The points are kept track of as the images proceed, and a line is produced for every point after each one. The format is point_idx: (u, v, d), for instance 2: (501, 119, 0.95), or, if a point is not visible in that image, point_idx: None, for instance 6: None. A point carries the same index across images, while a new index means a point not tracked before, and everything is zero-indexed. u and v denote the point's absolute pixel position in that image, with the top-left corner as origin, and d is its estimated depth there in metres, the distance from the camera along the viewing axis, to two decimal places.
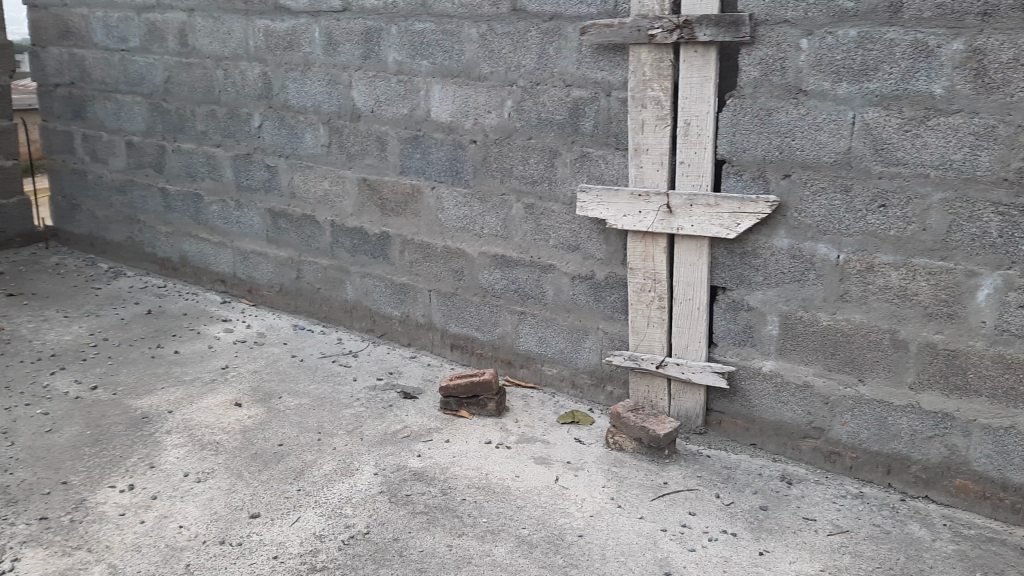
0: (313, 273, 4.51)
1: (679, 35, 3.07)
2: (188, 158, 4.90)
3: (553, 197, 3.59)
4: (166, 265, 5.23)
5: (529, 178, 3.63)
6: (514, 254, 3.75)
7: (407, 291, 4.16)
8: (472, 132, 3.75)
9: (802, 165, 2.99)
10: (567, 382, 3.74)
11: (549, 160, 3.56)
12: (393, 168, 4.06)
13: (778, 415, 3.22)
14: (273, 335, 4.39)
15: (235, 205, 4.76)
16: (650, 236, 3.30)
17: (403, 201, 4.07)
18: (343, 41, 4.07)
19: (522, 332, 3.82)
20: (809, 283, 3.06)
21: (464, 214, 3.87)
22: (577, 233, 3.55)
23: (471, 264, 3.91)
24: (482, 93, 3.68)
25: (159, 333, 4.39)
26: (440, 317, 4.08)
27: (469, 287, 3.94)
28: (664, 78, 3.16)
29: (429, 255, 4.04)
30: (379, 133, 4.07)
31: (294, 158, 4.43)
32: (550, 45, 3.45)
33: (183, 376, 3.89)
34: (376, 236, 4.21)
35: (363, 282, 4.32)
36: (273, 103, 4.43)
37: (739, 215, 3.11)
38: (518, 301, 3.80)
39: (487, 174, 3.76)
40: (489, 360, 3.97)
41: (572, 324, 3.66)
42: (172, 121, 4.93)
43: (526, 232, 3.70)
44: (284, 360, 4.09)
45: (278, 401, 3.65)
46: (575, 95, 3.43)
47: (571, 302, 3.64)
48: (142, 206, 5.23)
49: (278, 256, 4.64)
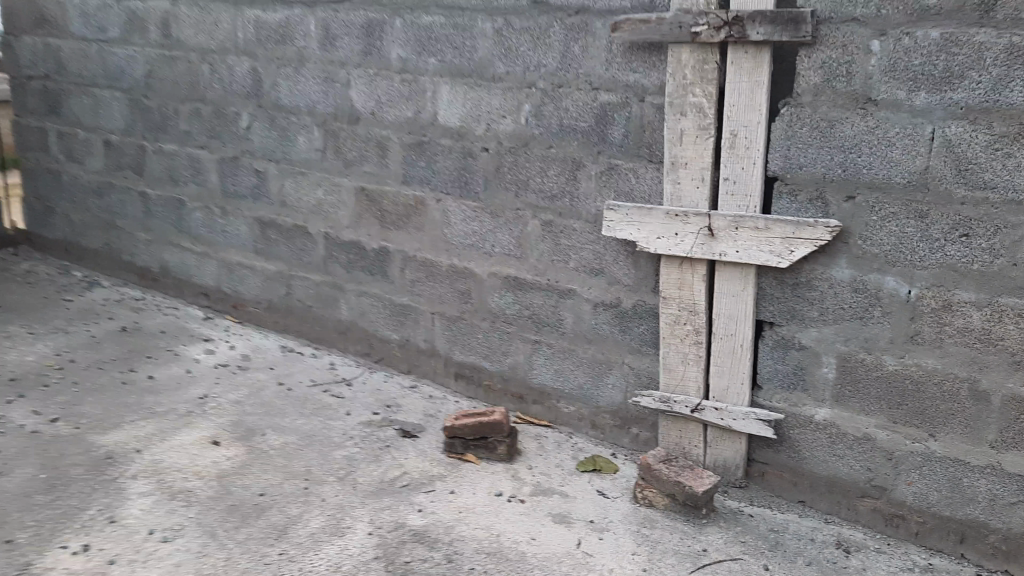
0: (304, 291, 4.10)
1: (727, 33, 2.67)
2: (171, 160, 4.49)
3: (575, 214, 3.18)
4: (145, 276, 4.81)
5: (548, 192, 3.23)
6: (529, 277, 3.35)
7: (408, 313, 3.75)
8: (484, 139, 3.34)
9: (869, 185, 2.59)
10: (586, 422, 3.33)
11: (571, 172, 3.15)
12: (394, 176, 3.65)
13: (832, 470, 2.81)
14: (259, 359, 3.97)
15: (220, 213, 4.34)
16: (688, 262, 2.90)
17: (405, 214, 3.65)
18: (341, 35, 3.66)
19: (536, 363, 3.41)
20: (874, 321, 2.65)
21: (473, 230, 3.46)
22: (602, 256, 3.14)
23: (480, 285, 3.50)
24: (496, 95, 3.27)
25: (133, 354, 3.97)
26: (444, 344, 3.67)
27: (478, 311, 3.53)
28: (708, 82, 2.77)
29: (433, 274, 3.63)
30: (378, 138, 3.65)
31: (285, 162, 4.01)
32: (576, 42, 3.04)
33: (157, 406, 3.48)
34: (374, 251, 3.79)
35: (359, 301, 3.91)
36: (263, 102, 4.02)
37: (794, 240, 2.70)
38: (532, 329, 3.39)
39: (500, 186, 3.34)
40: (498, 393, 3.56)
41: (594, 357, 3.25)
42: (154, 119, 4.51)
43: (542, 251, 3.29)
44: (270, 389, 3.66)
45: (262, 439, 3.24)
46: (603, 100, 3.02)
47: (593, 332, 3.23)
48: (121, 211, 4.81)
49: (266, 270, 4.22)
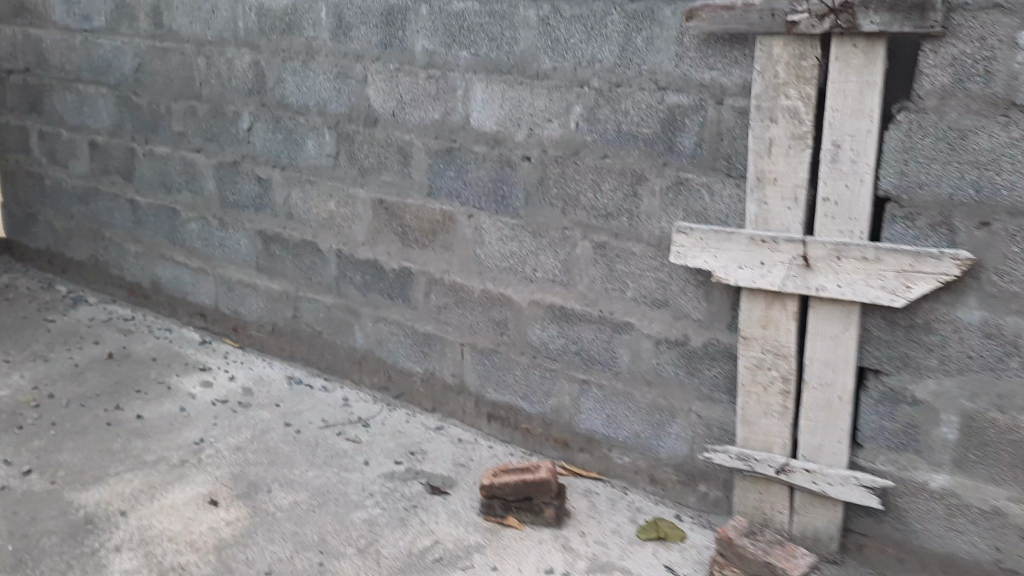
0: (313, 314, 3.63)
1: (832, 22, 2.19)
2: (164, 165, 4.01)
3: (634, 236, 2.71)
4: (135, 292, 4.34)
5: (601, 209, 2.76)
6: (576, 307, 2.88)
7: (433, 343, 3.29)
8: (525, 146, 2.87)
9: (1010, 209, 2.11)
10: (643, 475, 2.87)
11: (630, 187, 2.68)
12: (418, 187, 3.17)
13: (950, 547, 2.35)
14: (262, 393, 3.51)
15: (219, 224, 3.87)
16: (775, 296, 2.43)
17: (431, 231, 3.18)
18: (356, 24, 3.18)
19: (584, 406, 2.95)
20: (1010, 374, 2.19)
21: (510, 251, 2.99)
22: (666, 286, 2.67)
23: (519, 314, 3.03)
24: (540, 95, 2.79)
25: (120, 387, 3.50)
26: (475, 379, 3.21)
27: (515, 344, 3.07)
28: (805, 82, 2.29)
29: (462, 300, 3.16)
30: (400, 143, 3.17)
31: (292, 169, 3.54)
32: (638, 34, 2.56)
33: (145, 454, 3.01)
34: (394, 272, 3.32)
35: (376, 328, 3.44)
36: (266, 100, 3.54)
37: (912, 275, 2.22)
38: (579, 367, 2.93)
39: (543, 201, 2.87)
40: (538, 438, 3.10)
41: (654, 402, 2.79)
42: (144, 119, 4.03)
43: (593, 278, 2.83)
44: (276, 431, 3.20)
45: (266, 498, 2.77)
46: (671, 102, 2.55)
47: (654, 373, 2.77)
48: (109, 220, 4.34)
49: (270, 290, 3.76)
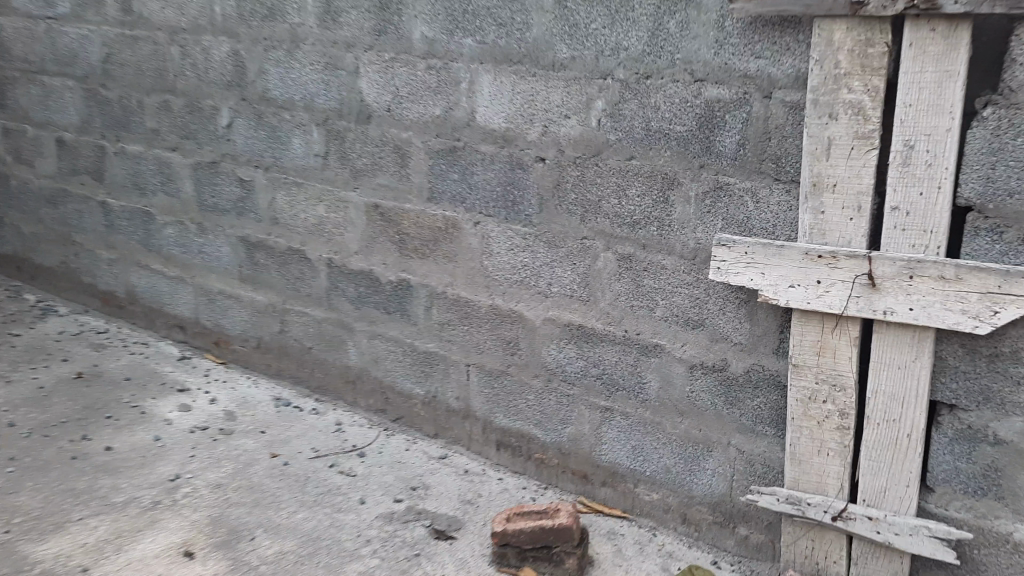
0: (302, 329, 3.30)
1: (907, 3, 1.86)
2: (137, 165, 3.66)
3: (664, 247, 2.39)
4: (109, 302, 4.00)
5: (626, 217, 2.43)
6: (598, 326, 2.56)
7: (436, 363, 2.96)
8: (539, 145, 2.53)
9: None
10: (674, 514, 2.56)
11: (661, 192, 2.36)
12: (417, 191, 2.84)
13: None
14: (246, 418, 3.18)
15: (197, 229, 3.53)
16: (832, 319, 2.12)
17: (432, 239, 2.85)
18: (346, 8, 2.83)
19: (606, 437, 2.63)
20: None
21: (522, 262, 2.66)
22: (702, 305, 2.35)
23: (532, 333, 2.70)
24: (557, 88, 2.45)
25: (89, 413, 3.17)
26: (482, 404, 2.89)
27: (527, 366, 2.74)
28: (871, 72, 1.97)
29: (468, 317, 2.83)
30: (397, 141, 2.83)
31: (276, 170, 3.20)
32: (671, 17, 2.23)
33: (114, 495, 2.69)
34: (391, 284, 2.99)
35: (371, 345, 3.11)
36: (247, 93, 3.19)
37: (998, 298, 1.91)
38: (601, 393, 2.61)
39: (560, 207, 2.54)
40: (554, 470, 2.78)
41: (687, 434, 2.48)
42: (114, 114, 3.68)
43: (617, 294, 2.50)
44: (261, 464, 2.88)
45: (249, 549, 2.45)
46: (709, 95, 2.22)
47: (687, 402, 2.45)
48: (80, 224, 3.99)
49: (255, 302, 3.42)
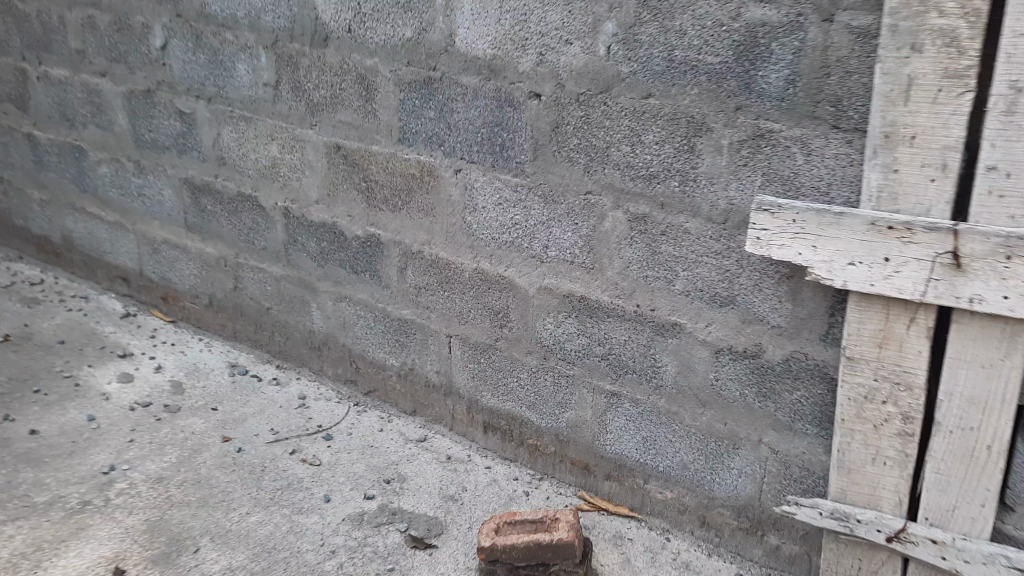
0: (259, 287, 2.86)
1: None
2: (63, 92, 3.13)
3: (688, 208, 1.94)
4: (44, 248, 3.52)
5: (641, 170, 1.98)
6: (604, 299, 2.13)
7: (412, 332, 2.54)
8: (533, 78, 2.05)
9: None
10: (691, 517, 2.19)
11: (685, 140, 1.90)
12: (386, 131, 2.36)
13: None
14: (197, 391, 2.77)
15: (135, 169, 3.04)
16: (901, 305, 1.70)
17: (405, 189, 2.39)
18: None
19: (612, 425, 2.24)
20: None
21: (513, 220, 2.22)
22: (733, 278, 1.93)
23: (524, 303, 2.28)
24: (556, 6, 1.96)
25: (14, 386, 2.74)
26: (466, 381, 2.48)
27: (519, 340, 2.33)
28: None
29: (449, 281, 2.40)
30: (359, 70, 2.34)
31: (220, 101, 2.70)
32: None
33: (35, 494, 2.28)
34: (358, 240, 2.54)
35: (338, 309, 2.68)
36: (182, 8, 2.66)
37: None
38: (607, 376, 2.21)
39: (559, 155, 2.08)
40: (550, 459, 2.40)
41: (710, 427, 2.09)
42: (32, 31, 3.13)
43: (629, 262, 2.07)
44: (210, 450, 2.48)
45: (191, 564, 2.07)
46: (751, 17, 1.75)
47: (710, 391, 2.06)
48: (5, 159, 3.47)
49: (204, 255, 2.97)
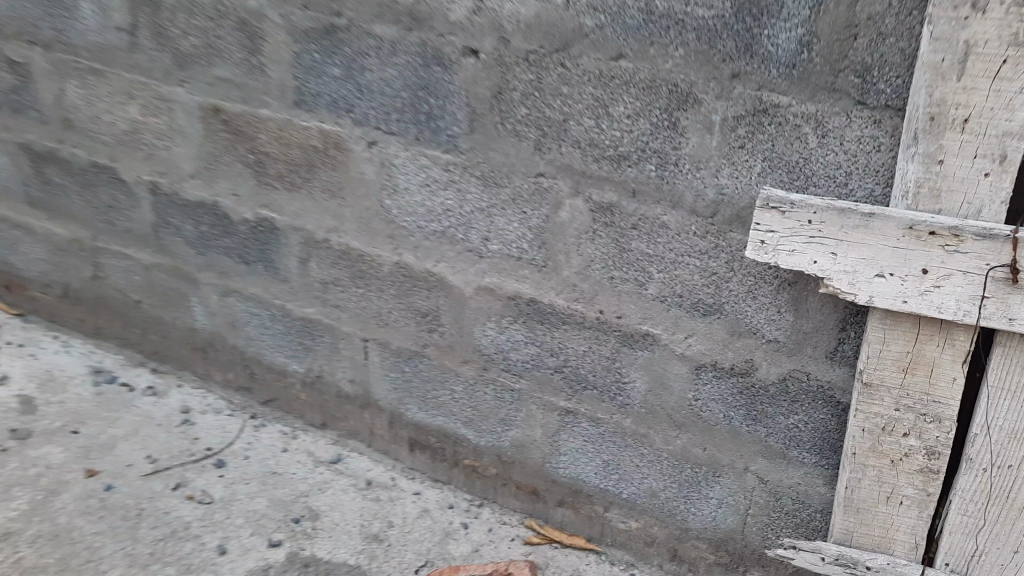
0: (124, 278, 2.36)
1: None
2: None
3: (667, 197, 1.57)
4: None
5: (608, 149, 1.58)
6: (559, 304, 1.76)
7: (319, 335, 2.11)
8: (469, 30, 1.61)
9: None
10: (660, 547, 1.91)
11: (665, 114, 1.51)
12: (277, 91, 1.87)
13: None
14: (52, 408, 2.26)
15: None
16: (937, 325, 1.39)
17: (304, 164, 1.92)
18: None
19: (568, 448, 1.90)
20: None
21: (444, 207, 1.80)
22: (722, 284, 1.58)
23: (459, 306, 1.88)
24: None
25: None
26: (387, 392, 2.08)
27: (453, 349, 1.94)
28: None
29: (363, 276, 1.97)
30: (239, 12, 1.83)
31: (59, 47, 2.12)
32: None
33: None
34: (247, 224, 2.07)
35: (226, 305, 2.22)
36: None
37: None
38: (561, 392, 1.85)
39: (503, 128, 1.66)
40: (491, 481, 2.05)
41: (686, 453, 1.77)
42: None
43: (591, 262, 1.69)
44: (72, 491, 2.00)
45: None
46: None
47: (688, 412, 1.73)
48: None
49: (53, 237, 2.41)
